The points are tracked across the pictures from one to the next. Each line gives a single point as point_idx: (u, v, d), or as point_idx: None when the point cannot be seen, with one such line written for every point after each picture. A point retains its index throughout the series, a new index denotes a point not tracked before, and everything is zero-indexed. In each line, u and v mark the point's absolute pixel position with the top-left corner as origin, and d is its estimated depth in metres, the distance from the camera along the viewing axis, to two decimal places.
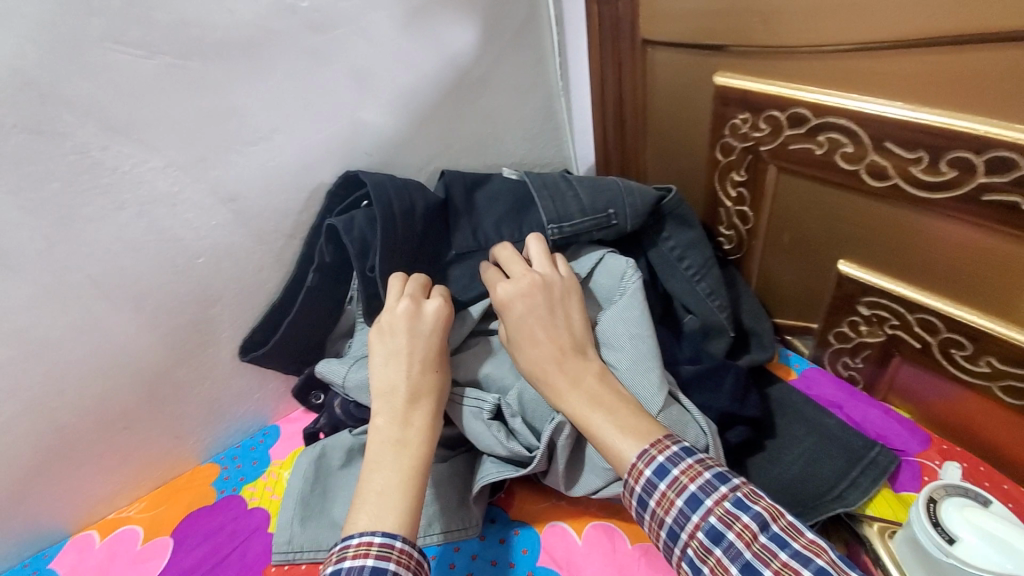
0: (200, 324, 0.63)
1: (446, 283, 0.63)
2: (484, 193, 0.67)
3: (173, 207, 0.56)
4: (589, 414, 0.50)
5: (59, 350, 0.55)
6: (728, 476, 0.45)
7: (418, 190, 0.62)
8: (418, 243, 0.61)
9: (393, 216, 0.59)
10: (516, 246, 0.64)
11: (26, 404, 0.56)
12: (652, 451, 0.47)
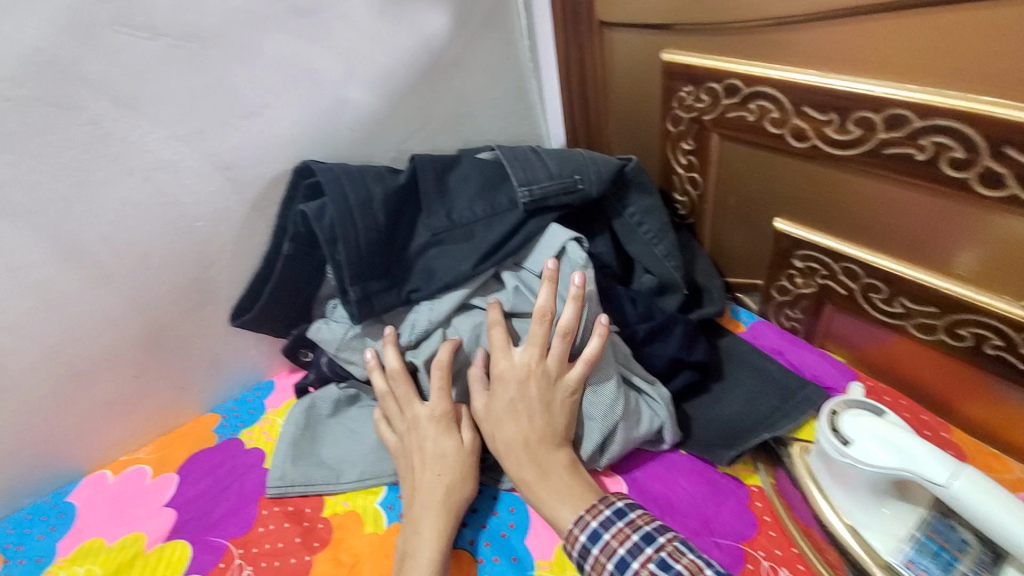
0: (199, 282, 0.70)
1: (416, 267, 0.67)
2: (455, 172, 0.69)
3: (175, 172, 0.63)
4: (554, 508, 0.54)
5: (75, 301, 0.63)
6: (654, 536, 0.49)
7: (374, 181, 0.66)
8: (383, 229, 0.65)
9: (349, 210, 0.63)
10: (489, 221, 0.68)
11: (47, 349, 0.63)
12: (587, 517, 0.52)
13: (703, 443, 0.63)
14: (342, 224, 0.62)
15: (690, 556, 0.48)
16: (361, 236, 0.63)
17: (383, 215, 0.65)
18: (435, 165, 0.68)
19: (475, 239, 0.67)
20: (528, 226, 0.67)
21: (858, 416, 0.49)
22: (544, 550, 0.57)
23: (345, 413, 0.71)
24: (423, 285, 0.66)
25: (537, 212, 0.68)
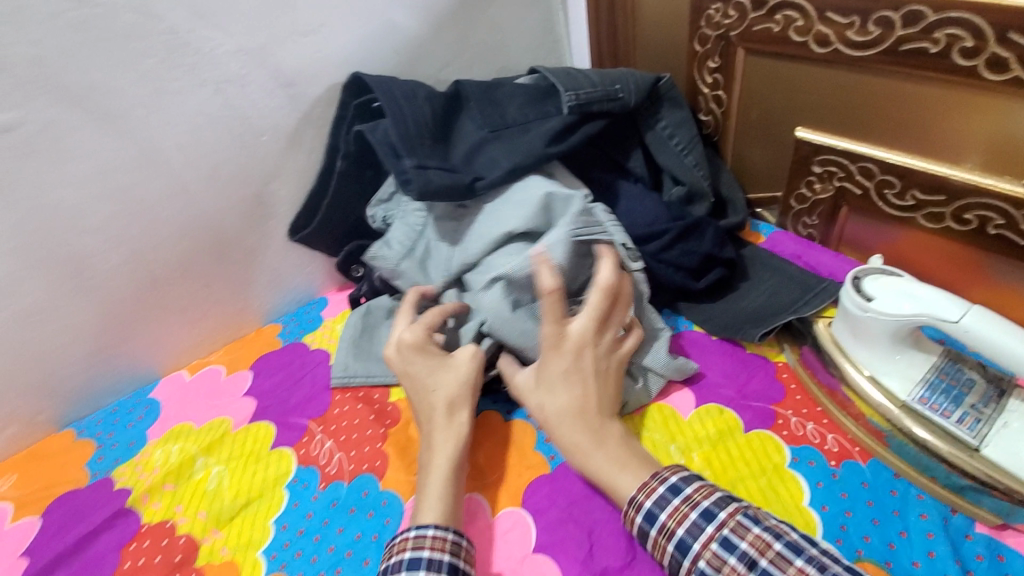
0: (263, 195, 0.75)
1: (474, 155, 0.71)
2: (501, 90, 0.75)
3: (242, 86, 0.68)
4: (614, 476, 0.51)
5: (155, 207, 0.68)
6: (716, 512, 0.45)
7: (424, 99, 0.71)
8: (429, 118, 0.70)
9: (394, 98, 0.69)
10: (538, 124, 0.73)
11: (131, 253, 0.69)
12: (641, 498, 0.48)
13: (731, 329, 0.70)
14: (390, 105, 0.68)
15: (756, 530, 0.43)
16: (408, 115, 0.68)
17: (429, 109, 0.71)
18: (481, 86, 0.75)
19: (529, 134, 0.72)
20: (583, 127, 0.74)
21: (881, 278, 0.56)
22: None
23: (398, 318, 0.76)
24: (481, 168, 0.70)
25: (583, 115, 0.74)
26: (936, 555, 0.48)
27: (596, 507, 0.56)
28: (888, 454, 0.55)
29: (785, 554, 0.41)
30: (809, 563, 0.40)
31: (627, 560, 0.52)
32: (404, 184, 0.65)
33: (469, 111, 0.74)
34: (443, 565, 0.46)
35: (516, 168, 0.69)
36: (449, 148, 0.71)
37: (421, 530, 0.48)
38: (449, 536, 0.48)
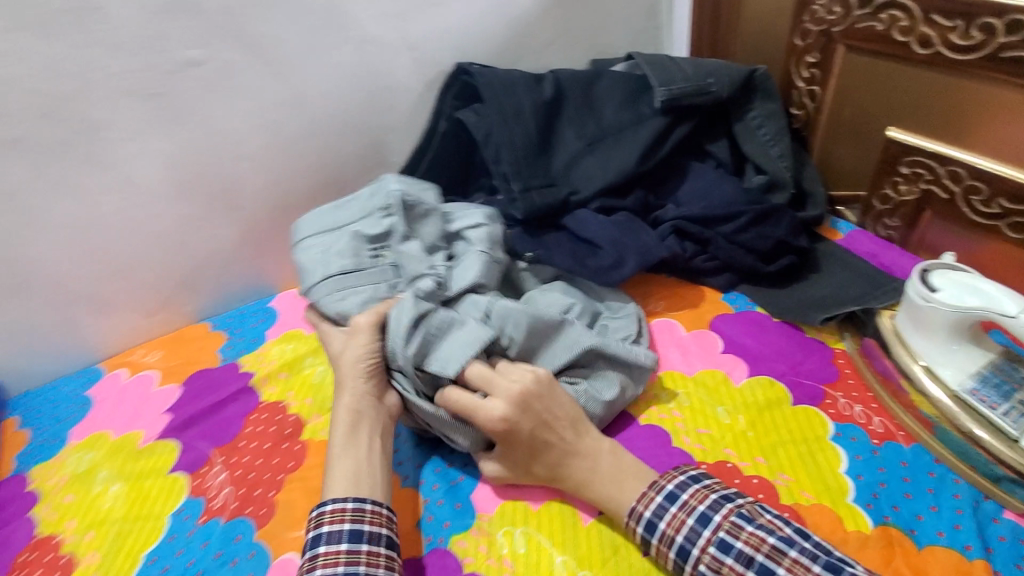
0: (380, 143, 0.87)
1: (577, 166, 0.82)
2: (598, 87, 0.86)
3: (378, 47, 0.80)
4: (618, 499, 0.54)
5: (294, 143, 0.80)
6: (710, 517, 0.50)
7: (529, 111, 0.82)
8: (536, 132, 0.82)
9: (506, 115, 0.82)
10: (634, 126, 0.83)
11: (270, 180, 0.81)
12: (641, 510, 0.53)
13: (794, 313, 0.73)
14: (501, 125, 0.81)
15: (749, 528, 0.48)
16: (517, 136, 0.81)
17: (534, 120, 0.82)
18: (578, 82, 0.86)
19: (626, 142, 0.82)
20: (677, 125, 0.83)
21: (947, 273, 0.60)
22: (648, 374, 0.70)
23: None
24: (584, 182, 0.81)
25: (675, 110, 0.82)
26: (961, 528, 0.52)
27: (641, 446, 0.62)
28: (932, 440, 0.58)
29: (780, 547, 0.47)
30: (802, 554, 0.46)
31: None
32: (513, 204, 0.80)
33: (568, 113, 0.84)
34: (342, 535, 0.50)
35: (610, 185, 0.80)
36: (551, 159, 0.83)
37: (359, 503, 0.53)
38: (347, 507, 0.52)
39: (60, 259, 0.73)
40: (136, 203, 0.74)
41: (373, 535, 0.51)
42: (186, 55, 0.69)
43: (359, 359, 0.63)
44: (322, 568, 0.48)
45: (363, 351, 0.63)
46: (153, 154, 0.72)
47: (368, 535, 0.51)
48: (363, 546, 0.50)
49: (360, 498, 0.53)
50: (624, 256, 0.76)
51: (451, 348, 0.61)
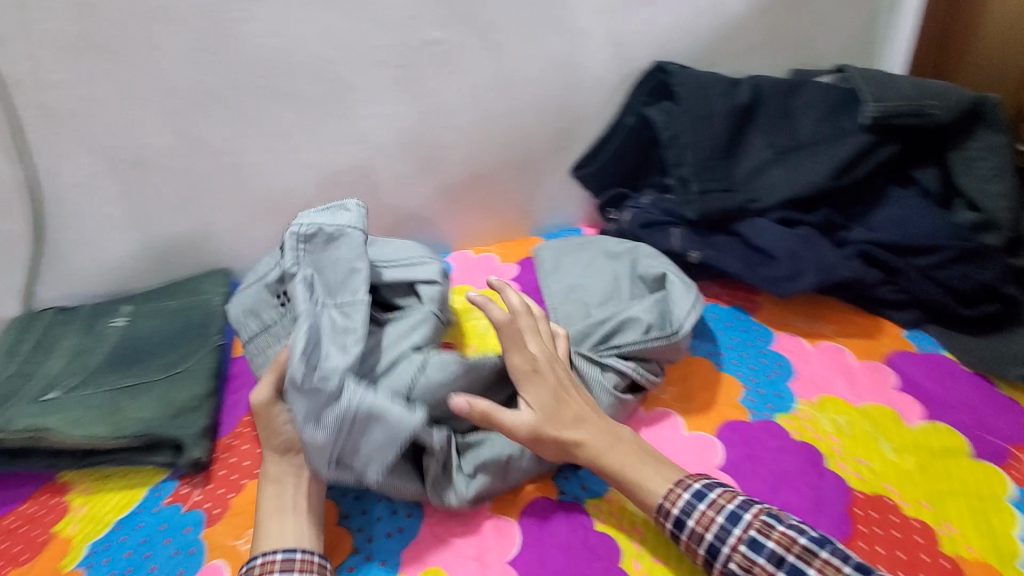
0: (568, 129, 0.93)
1: (763, 176, 0.82)
2: (798, 96, 0.84)
3: (585, 40, 0.86)
4: (641, 469, 0.57)
5: (496, 120, 0.89)
6: (740, 515, 0.53)
7: (720, 118, 0.83)
8: (724, 138, 0.83)
9: (696, 119, 0.84)
10: (832, 141, 0.81)
11: (469, 150, 0.91)
12: (669, 506, 0.55)
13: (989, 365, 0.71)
14: (691, 131, 0.84)
15: (780, 529, 0.51)
16: (704, 141, 0.83)
17: (723, 126, 0.83)
18: (777, 91, 0.84)
19: (819, 156, 0.81)
20: (881, 145, 0.79)
21: None
22: (807, 394, 0.68)
23: (600, 262, 0.84)
24: (766, 195, 0.81)
25: (883, 129, 0.78)
26: None
27: (791, 461, 0.61)
28: None
29: (810, 549, 0.50)
30: (832, 555, 0.49)
31: (811, 506, 0.57)
32: (687, 205, 0.84)
33: (760, 121, 0.84)
34: None
35: (795, 199, 0.80)
36: (733, 165, 0.84)
37: (287, 552, 0.52)
38: (277, 557, 0.52)
39: (301, 194, 0.89)
40: (363, 157, 0.88)
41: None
42: (431, 34, 0.80)
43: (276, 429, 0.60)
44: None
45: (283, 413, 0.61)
46: (385, 116, 0.85)
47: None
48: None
49: (291, 549, 0.53)
50: (802, 270, 0.75)
51: (370, 436, 0.56)
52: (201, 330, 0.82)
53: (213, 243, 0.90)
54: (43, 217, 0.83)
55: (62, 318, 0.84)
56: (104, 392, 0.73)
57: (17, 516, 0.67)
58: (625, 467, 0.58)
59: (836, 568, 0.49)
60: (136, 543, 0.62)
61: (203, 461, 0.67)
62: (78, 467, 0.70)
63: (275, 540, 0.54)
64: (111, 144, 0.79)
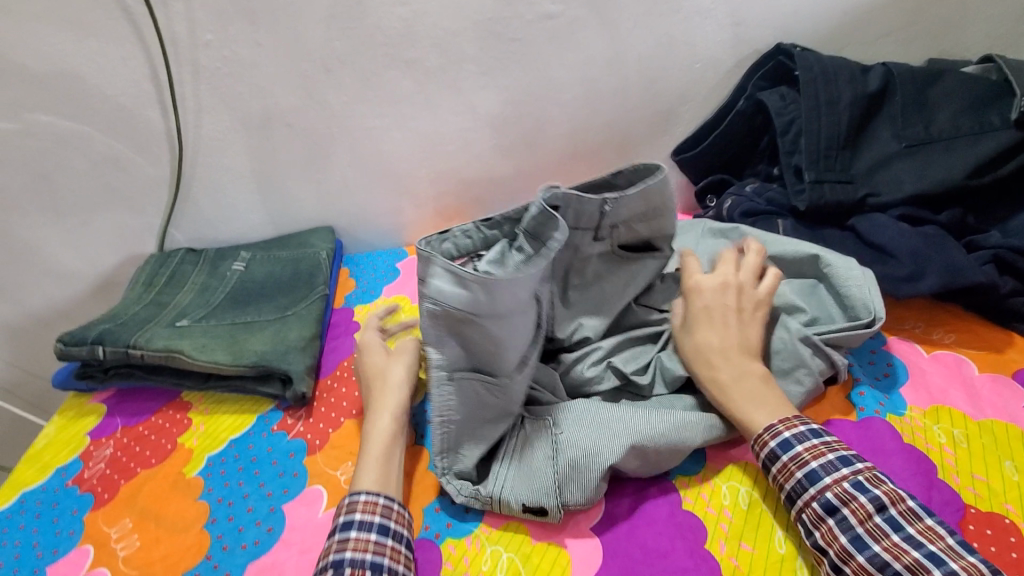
0: (673, 112, 0.91)
1: (887, 170, 0.78)
2: (935, 88, 0.80)
3: (702, 18, 0.83)
4: (745, 403, 0.58)
5: (601, 98, 0.89)
6: (853, 461, 0.52)
7: (846, 103, 0.79)
8: (845, 126, 0.79)
9: (819, 105, 0.79)
10: (971, 136, 0.77)
11: (571, 128, 0.92)
12: (767, 437, 0.56)
13: None
14: (811, 117, 0.80)
15: (889, 485, 0.50)
16: (824, 129, 0.79)
17: (848, 115, 0.79)
18: (917, 78, 0.80)
19: (955, 151, 0.77)
20: None
21: None
22: (919, 401, 0.65)
23: (706, 240, 0.83)
24: (889, 191, 0.77)
25: None
26: None
27: (898, 466, 0.59)
28: None
29: (913, 511, 0.49)
30: (937, 524, 0.48)
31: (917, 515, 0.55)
32: (798, 196, 0.80)
33: (891, 110, 0.80)
34: (372, 525, 0.52)
35: (921, 195, 0.75)
36: (854, 156, 0.80)
37: (388, 500, 0.54)
38: (378, 501, 0.54)
39: (407, 160, 0.93)
40: (469, 127, 0.90)
41: (397, 532, 0.53)
42: (547, 9, 0.81)
43: (406, 376, 0.66)
44: (352, 552, 0.50)
45: (410, 370, 0.67)
46: (495, 88, 0.87)
47: (393, 532, 0.53)
48: (388, 541, 0.52)
49: (389, 497, 0.55)
50: (925, 270, 0.71)
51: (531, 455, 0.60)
52: (309, 279, 0.88)
53: (324, 201, 0.97)
54: (183, 166, 0.92)
55: (192, 257, 0.94)
56: (226, 325, 0.80)
57: (148, 425, 0.75)
58: (736, 407, 0.59)
59: (937, 535, 0.47)
60: (249, 461, 0.68)
61: (308, 396, 0.73)
62: (200, 388, 0.77)
63: (371, 479, 0.56)
64: (246, 102, 0.86)
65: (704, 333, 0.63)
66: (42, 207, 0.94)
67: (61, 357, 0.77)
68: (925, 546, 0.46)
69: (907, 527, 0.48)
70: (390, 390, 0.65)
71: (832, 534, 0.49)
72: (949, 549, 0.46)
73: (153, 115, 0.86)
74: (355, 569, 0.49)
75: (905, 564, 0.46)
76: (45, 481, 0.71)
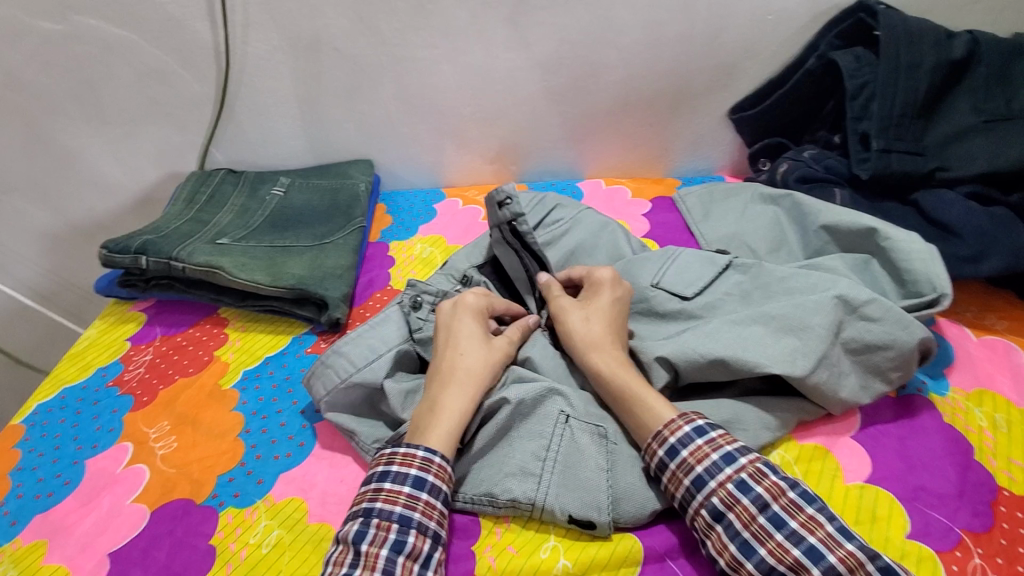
0: (736, 67, 0.87)
1: (961, 145, 0.74)
2: (1022, 62, 0.74)
3: None
4: (642, 391, 0.55)
5: (661, 46, 0.85)
6: (736, 457, 0.49)
7: (927, 70, 0.75)
8: (922, 93, 0.75)
9: (897, 68, 0.75)
10: None
11: (626, 76, 0.88)
12: (666, 435, 0.52)
13: None
14: (887, 80, 0.75)
15: (772, 478, 0.47)
16: (900, 94, 0.75)
17: (928, 81, 0.75)
18: (1005, 51, 0.74)
19: None
20: None
21: None
22: (963, 383, 0.64)
23: (756, 206, 0.82)
24: (961, 166, 0.73)
25: None
26: None
27: (934, 444, 0.58)
28: None
29: (797, 502, 0.46)
30: (819, 512, 0.45)
31: (952, 492, 0.54)
32: (861, 164, 0.77)
33: (971, 83, 0.75)
34: (405, 479, 0.50)
35: (993, 173, 0.72)
36: (927, 128, 0.76)
37: (428, 453, 0.52)
38: (418, 454, 0.52)
39: (453, 96, 0.91)
40: (521, 66, 0.87)
41: (435, 487, 0.51)
42: None
43: (486, 367, 0.58)
44: (381, 502, 0.49)
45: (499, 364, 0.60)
46: (551, 27, 0.84)
47: (430, 486, 0.50)
48: (423, 495, 0.50)
49: (432, 451, 0.52)
50: (989, 251, 0.67)
51: (569, 476, 0.53)
52: (348, 210, 0.88)
53: (366, 133, 0.95)
54: (228, 83, 0.90)
55: (232, 178, 0.94)
56: (265, 248, 0.81)
57: (186, 336, 0.77)
58: (634, 395, 0.55)
59: (817, 524, 0.44)
60: (282, 378, 0.70)
61: (342, 322, 0.74)
62: (237, 306, 0.79)
63: (438, 439, 0.53)
64: (296, 22, 0.84)
65: (590, 320, 0.61)
66: (88, 115, 0.94)
67: (105, 264, 0.78)
68: (806, 541, 0.44)
69: (790, 522, 0.45)
70: (470, 374, 0.57)
71: (748, 513, 0.46)
72: (827, 538, 0.44)
73: (201, 27, 0.85)
74: (383, 521, 0.48)
75: (787, 565, 0.44)
76: (87, 379, 0.73)
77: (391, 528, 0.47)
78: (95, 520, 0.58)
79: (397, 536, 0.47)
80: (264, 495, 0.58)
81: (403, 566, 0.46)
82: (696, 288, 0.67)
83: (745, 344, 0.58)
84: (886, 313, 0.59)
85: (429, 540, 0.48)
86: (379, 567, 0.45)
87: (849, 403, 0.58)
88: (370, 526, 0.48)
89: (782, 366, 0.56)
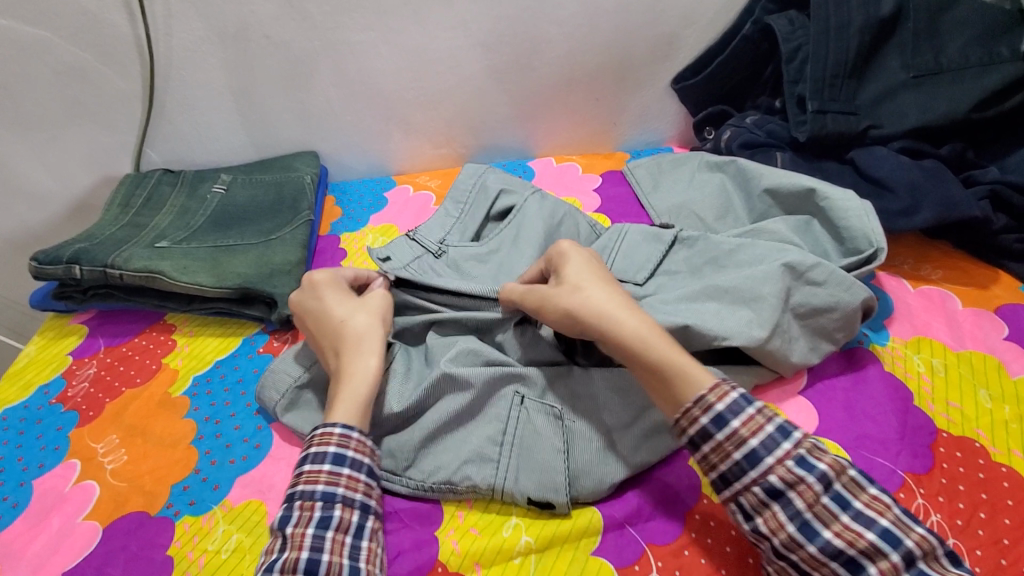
0: (676, 36, 0.87)
1: (891, 102, 0.76)
2: (948, 15, 0.75)
3: None
4: (670, 358, 0.51)
5: (600, 17, 0.85)
6: (791, 431, 0.47)
7: (857, 29, 0.76)
8: (852, 52, 0.76)
9: (828, 29, 0.77)
10: (980, 68, 0.74)
11: (568, 51, 0.88)
12: (713, 401, 0.48)
13: None
14: (819, 41, 0.77)
15: (831, 455, 0.47)
16: (831, 55, 0.76)
17: (858, 40, 0.76)
18: (929, 5, 0.76)
19: (961, 84, 0.74)
20: None
21: None
22: (902, 332, 0.67)
23: (701, 174, 0.82)
24: (893, 124, 0.76)
25: None
26: None
27: (877, 393, 0.60)
28: None
29: (857, 482, 0.45)
30: (881, 492, 0.45)
31: (895, 438, 0.56)
32: (799, 127, 0.79)
33: (900, 39, 0.77)
34: (325, 456, 0.50)
35: (922, 128, 0.74)
36: (859, 86, 0.78)
37: (347, 429, 0.51)
38: (335, 431, 0.51)
39: (394, 79, 0.88)
40: (461, 45, 0.85)
41: (356, 461, 0.50)
42: None
43: (370, 324, 0.60)
44: (303, 484, 0.49)
45: (383, 313, 0.62)
46: (486, 3, 0.82)
47: (351, 459, 0.50)
48: (344, 469, 0.50)
49: (349, 426, 0.52)
50: (921, 204, 0.70)
51: (525, 458, 0.54)
52: (294, 204, 0.85)
53: (307, 123, 0.92)
54: (156, 79, 0.86)
55: (169, 178, 0.90)
56: (207, 249, 0.78)
57: (132, 346, 0.74)
58: (666, 362, 0.51)
59: (883, 505, 0.44)
60: (234, 381, 0.68)
61: (293, 319, 0.72)
62: (183, 311, 0.76)
63: (349, 414, 0.53)
64: (220, 10, 0.80)
65: (585, 294, 0.56)
66: (7, 122, 0.89)
67: (36, 276, 0.74)
68: (877, 523, 0.43)
69: (855, 502, 0.44)
70: (360, 334, 0.58)
71: (814, 491, 0.45)
72: (898, 521, 0.43)
73: (119, 20, 0.80)
74: (306, 501, 0.48)
75: (858, 548, 0.43)
76: (28, 399, 0.70)
77: (315, 506, 0.47)
78: (46, 541, 0.56)
79: (321, 513, 0.47)
80: (221, 501, 0.57)
81: (333, 541, 0.46)
82: (646, 271, 0.68)
83: (704, 318, 0.58)
84: (830, 276, 0.60)
85: (356, 511, 0.48)
86: (307, 546, 0.45)
87: (797, 362, 0.60)
88: (293, 509, 0.47)
89: (742, 338, 0.56)
